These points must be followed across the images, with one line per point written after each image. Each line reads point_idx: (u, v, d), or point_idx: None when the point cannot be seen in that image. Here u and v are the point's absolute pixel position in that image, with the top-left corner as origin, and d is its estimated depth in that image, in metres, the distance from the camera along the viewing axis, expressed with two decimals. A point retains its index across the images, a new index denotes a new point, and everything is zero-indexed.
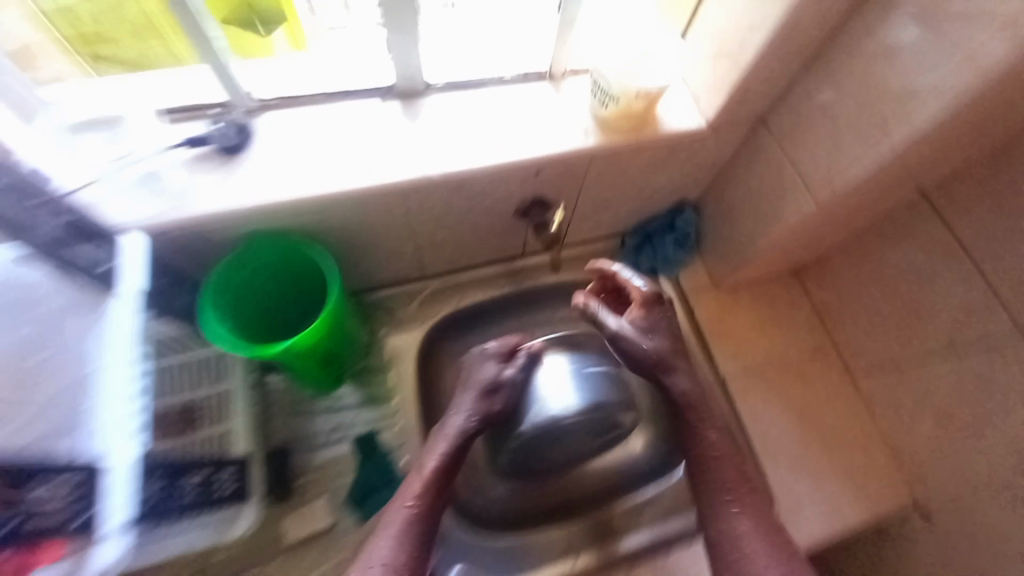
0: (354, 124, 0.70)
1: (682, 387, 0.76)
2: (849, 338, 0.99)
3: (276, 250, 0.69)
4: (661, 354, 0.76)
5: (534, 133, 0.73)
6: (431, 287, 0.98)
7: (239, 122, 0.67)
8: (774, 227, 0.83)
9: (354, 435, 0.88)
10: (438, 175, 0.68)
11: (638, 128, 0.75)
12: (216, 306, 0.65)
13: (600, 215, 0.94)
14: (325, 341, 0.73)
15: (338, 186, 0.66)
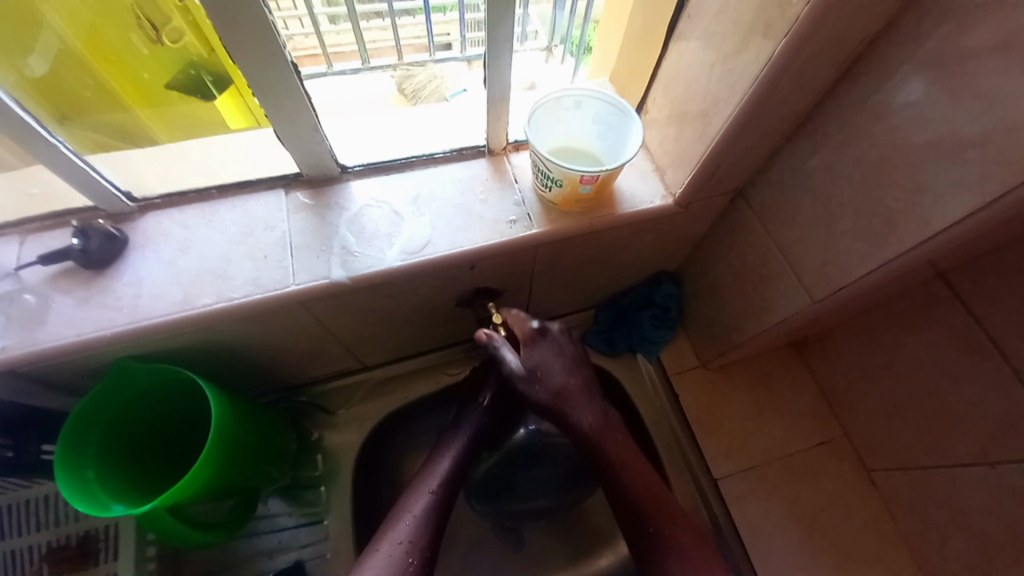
0: (251, 222, 0.60)
1: (587, 423, 0.65)
2: (861, 429, 0.84)
3: (154, 376, 0.59)
4: (593, 434, 0.65)
5: (465, 221, 0.62)
6: (374, 378, 0.85)
7: (105, 231, 0.56)
8: (765, 315, 0.71)
9: (284, 562, 0.76)
10: (347, 280, 0.57)
11: (592, 211, 0.63)
12: (71, 460, 0.53)
13: (564, 294, 0.82)
14: (225, 473, 0.61)
15: (225, 300, 0.55)
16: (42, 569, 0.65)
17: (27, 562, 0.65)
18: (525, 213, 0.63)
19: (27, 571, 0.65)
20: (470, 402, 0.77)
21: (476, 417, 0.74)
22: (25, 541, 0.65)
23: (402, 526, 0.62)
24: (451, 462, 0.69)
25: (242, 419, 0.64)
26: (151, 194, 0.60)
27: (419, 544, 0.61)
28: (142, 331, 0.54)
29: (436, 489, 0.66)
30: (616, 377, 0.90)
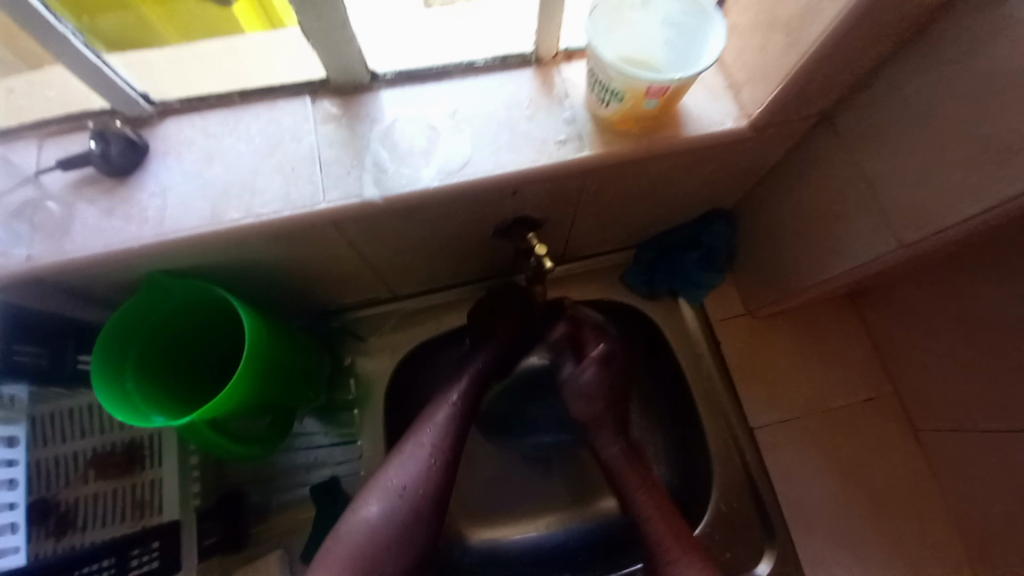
0: (278, 133, 0.55)
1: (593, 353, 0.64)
2: (914, 387, 0.79)
3: (187, 292, 0.57)
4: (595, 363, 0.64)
5: (508, 140, 0.56)
6: (404, 308, 0.83)
7: (125, 136, 0.53)
8: (833, 260, 0.64)
9: (319, 478, 0.79)
10: (381, 200, 0.53)
11: (653, 132, 0.55)
12: (110, 368, 0.54)
13: (607, 230, 0.76)
14: (261, 391, 0.61)
15: (254, 216, 0.52)
16: (87, 474, 0.67)
17: (73, 467, 0.67)
18: (576, 133, 0.56)
19: (73, 476, 0.67)
20: (485, 313, 0.75)
21: (487, 330, 0.74)
22: (70, 447, 0.67)
23: (422, 437, 0.67)
24: (465, 387, 0.70)
25: (276, 340, 0.63)
26: (171, 98, 0.56)
27: (439, 454, 0.66)
28: (170, 245, 0.52)
29: (453, 406, 0.69)
30: (653, 321, 0.86)
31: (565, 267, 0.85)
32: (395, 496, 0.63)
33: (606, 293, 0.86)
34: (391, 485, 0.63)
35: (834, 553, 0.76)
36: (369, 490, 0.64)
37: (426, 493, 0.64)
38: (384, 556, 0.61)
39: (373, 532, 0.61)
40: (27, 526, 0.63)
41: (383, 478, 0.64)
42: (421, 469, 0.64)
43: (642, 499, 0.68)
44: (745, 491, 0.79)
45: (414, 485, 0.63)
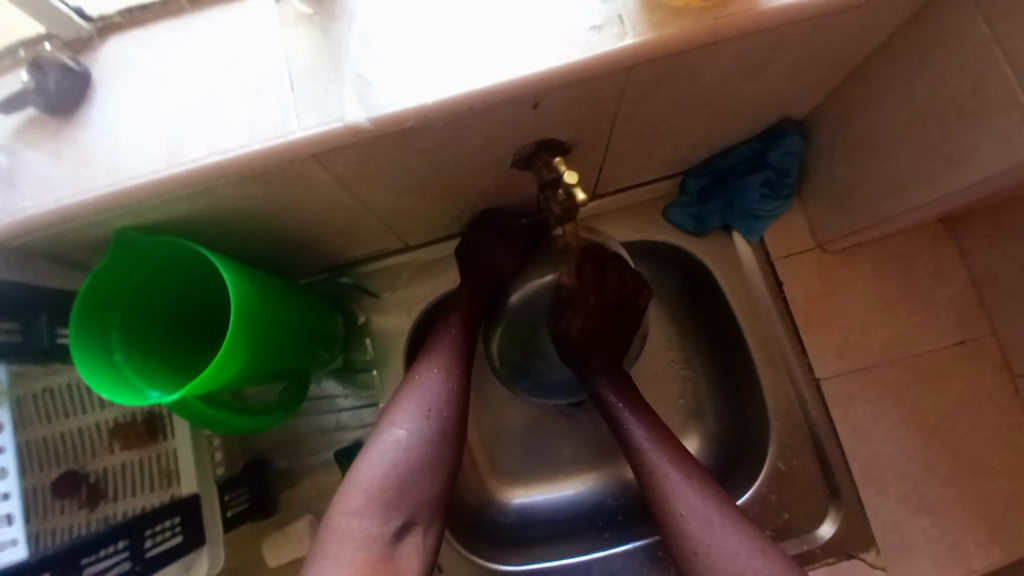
0: (239, 46, 0.44)
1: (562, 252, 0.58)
2: (1022, 326, 0.66)
3: (167, 249, 0.49)
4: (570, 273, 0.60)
5: (528, 32, 0.43)
6: (418, 258, 0.74)
7: (60, 63, 0.43)
8: (949, 172, 0.50)
9: (348, 441, 0.75)
10: (368, 124, 0.42)
11: (719, 7, 0.42)
12: (91, 340, 0.47)
13: (650, 152, 0.63)
14: (263, 356, 0.55)
15: (220, 152, 0.43)
16: (113, 445, 0.60)
17: (96, 438, 0.60)
18: (615, 15, 0.42)
19: (98, 446, 0.60)
20: (473, 233, 0.69)
21: (474, 247, 0.68)
22: (91, 417, 0.59)
23: (437, 359, 0.61)
24: (459, 326, 0.65)
25: (274, 299, 0.56)
26: (110, 12, 0.45)
27: (455, 373, 0.61)
28: (128, 194, 0.43)
29: (456, 334, 0.64)
30: (704, 259, 0.74)
31: (599, 201, 0.73)
32: (424, 415, 0.57)
33: (647, 230, 0.74)
34: (416, 403, 0.58)
35: (909, 514, 0.68)
36: (392, 411, 0.58)
37: (450, 409, 0.59)
38: (421, 476, 0.55)
39: (408, 452, 0.55)
40: (57, 500, 0.56)
41: (405, 399, 0.58)
42: (442, 386, 0.59)
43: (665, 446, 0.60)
44: (808, 448, 0.70)
45: (437, 407, 0.58)
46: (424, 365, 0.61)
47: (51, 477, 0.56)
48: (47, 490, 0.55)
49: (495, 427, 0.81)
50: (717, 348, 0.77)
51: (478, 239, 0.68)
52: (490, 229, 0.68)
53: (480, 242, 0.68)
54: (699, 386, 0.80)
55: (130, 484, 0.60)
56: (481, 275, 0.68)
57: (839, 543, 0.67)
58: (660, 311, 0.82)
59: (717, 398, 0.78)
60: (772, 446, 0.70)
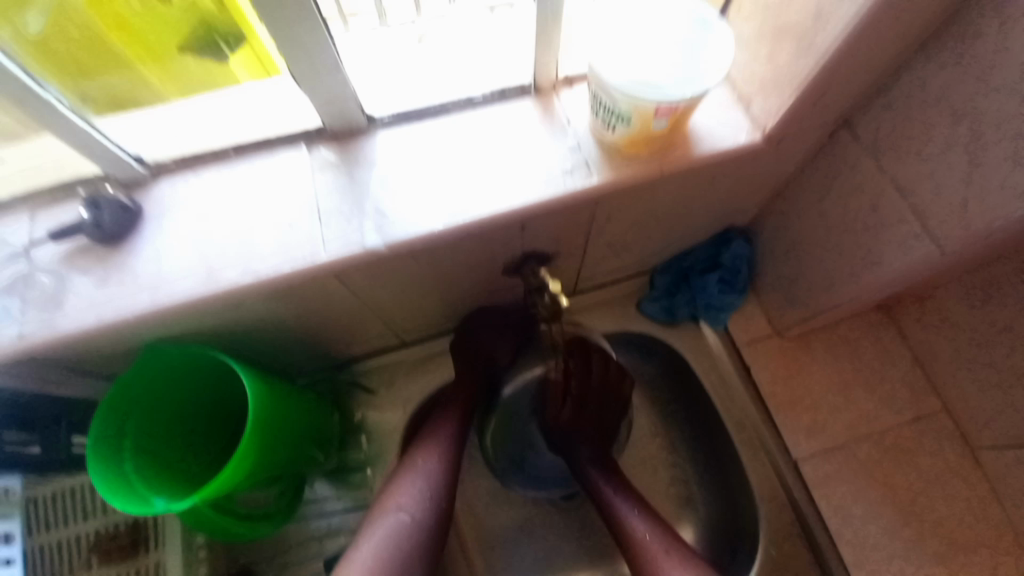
0: (276, 186, 0.53)
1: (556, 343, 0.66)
2: (965, 400, 0.73)
3: (189, 357, 0.54)
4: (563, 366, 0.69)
5: (515, 174, 0.53)
6: (414, 354, 0.79)
7: (118, 201, 0.51)
8: (867, 273, 0.61)
9: (335, 549, 0.72)
10: (384, 248, 0.50)
11: (664, 154, 0.53)
12: (105, 449, 0.50)
13: (620, 257, 0.73)
14: (267, 459, 0.57)
15: (253, 274, 0.49)
16: (90, 561, 0.62)
17: (74, 554, 0.62)
18: (583, 161, 0.54)
19: (75, 564, 0.62)
20: (466, 329, 0.74)
21: (468, 343, 0.74)
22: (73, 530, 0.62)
23: (433, 447, 0.65)
24: (455, 416, 0.69)
25: (282, 402, 0.59)
26: (165, 158, 0.55)
27: (448, 460, 0.65)
28: (165, 310, 0.49)
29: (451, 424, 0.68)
30: (678, 348, 0.81)
31: (579, 298, 0.81)
32: (420, 500, 0.60)
33: (624, 323, 0.82)
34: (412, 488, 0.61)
35: None
36: (389, 498, 0.60)
37: (442, 494, 0.62)
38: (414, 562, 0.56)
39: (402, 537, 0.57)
40: None
41: (401, 487, 0.61)
42: (437, 472, 0.63)
43: (643, 528, 0.63)
44: (795, 533, 0.74)
45: (432, 493, 0.61)
46: (420, 453, 0.64)
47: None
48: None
49: (489, 524, 0.80)
50: (699, 432, 0.82)
51: (472, 335, 0.74)
52: (482, 325, 0.74)
53: (473, 338, 0.74)
54: (686, 472, 0.82)
55: None
56: (475, 369, 0.74)
57: None
58: (642, 397, 0.87)
59: (705, 483, 0.81)
60: (761, 531, 0.72)
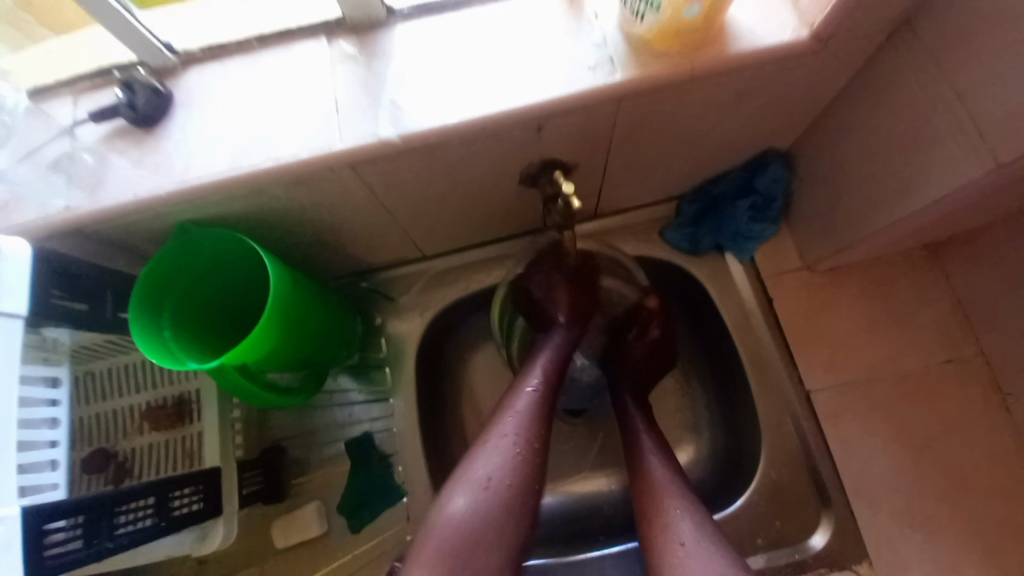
0: (296, 77, 0.54)
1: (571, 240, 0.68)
2: (1005, 349, 0.69)
3: (217, 241, 0.57)
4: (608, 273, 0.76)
5: (534, 69, 0.51)
6: (434, 267, 0.81)
7: (150, 85, 0.53)
8: (914, 194, 0.56)
9: (355, 435, 0.78)
10: (398, 139, 0.50)
11: (695, 51, 0.50)
12: (147, 316, 0.54)
13: (644, 176, 0.70)
14: (289, 346, 0.61)
15: (274, 159, 0.51)
16: (142, 426, 0.68)
17: (129, 419, 0.68)
18: (608, 57, 0.50)
19: (130, 427, 0.68)
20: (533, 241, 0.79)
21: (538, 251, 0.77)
22: (127, 401, 0.68)
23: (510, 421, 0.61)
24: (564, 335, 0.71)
25: (307, 295, 0.62)
26: (192, 46, 0.55)
27: (547, 381, 0.66)
28: (194, 192, 0.51)
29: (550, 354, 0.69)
30: (697, 276, 0.79)
31: (601, 221, 0.80)
32: (492, 476, 0.56)
33: (643, 249, 0.80)
34: (480, 483, 0.56)
35: (903, 530, 0.68)
36: (466, 472, 0.57)
37: (542, 427, 0.61)
38: (521, 496, 0.56)
39: (506, 463, 0.57)
40: (86, 473, 0.65)
41: (478, 460, 0.58)
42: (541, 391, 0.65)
43: (661, 472, 0.63)
44: (799, 461, 0.72)
45: (502, 475, 0.57)
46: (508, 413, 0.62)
47: (84, 454, 0.66)
48: (80, 464, 0.65)
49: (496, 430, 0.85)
50: (712, 362, 0.81)
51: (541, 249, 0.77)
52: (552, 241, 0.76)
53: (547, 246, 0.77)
54: (696, 400, 0.82)
55: (154, 462, 0.67)
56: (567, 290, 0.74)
57: (830, 556, 0.68)
58: None
59: (712, 412, 0.81)
60: (763, 457, 0.72)
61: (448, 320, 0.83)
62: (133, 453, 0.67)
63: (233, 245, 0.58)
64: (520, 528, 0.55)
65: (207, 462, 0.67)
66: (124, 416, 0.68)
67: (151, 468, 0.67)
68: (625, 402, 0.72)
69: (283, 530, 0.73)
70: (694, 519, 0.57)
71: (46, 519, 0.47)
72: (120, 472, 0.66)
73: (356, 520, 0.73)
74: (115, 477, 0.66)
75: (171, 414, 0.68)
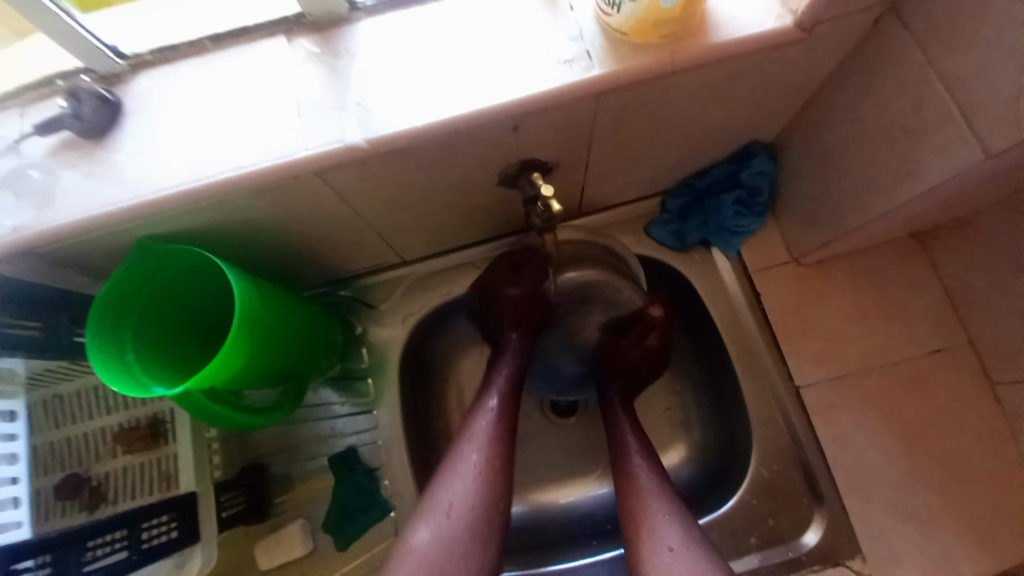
0: (255, 79, 0.51)
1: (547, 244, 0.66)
2: (992, 336, 0.68)
3: (180, 256, 0.54)
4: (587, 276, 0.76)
5: (507, 65, 0.49)
6: (416, 271, 0.78)
7: (97, 94, 0.49)
8: (902, 184, 0.54)
9: (340, 448, 0.75)
10: (366, 144, 0.48)
11: (676, 43, 0.47)
12: (107, 340, 0.51)
13: (628, 172, 0.68)
14: (261, 362, 0.58)
15: (235, 169, 0.48)
16: (116, 448, 0.65)
17: (102, 442, 0.65)
18: (584, 51, 0.48)
19: (103, 450, 0.65)
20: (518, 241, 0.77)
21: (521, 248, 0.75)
22: (97, 423, 0.65)
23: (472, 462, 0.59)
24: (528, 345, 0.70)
25: (280, 310, 0.60)
26: (143, 50, 0.52)
27: (504, 413, 0.63)
28: (150, 206, 0.48)
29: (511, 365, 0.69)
30: (684, 273, 0.77)
31: (585, 219, 0.77)
32: (446, 520, 0.55)
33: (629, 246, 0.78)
34: (437, 530, 0.54)
35: (895, 522, 0.67)
36: (428, 511, 0.56)
37: (506, 466, 0.59)
38: (487, 515, 0.56)
39: (466, 509, 0.55)
40: (58, 500, 0.62)
41: (435, 498, 0.57)
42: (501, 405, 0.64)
43: (647, 480, 0.61)
44: (790, 456, 0.72)
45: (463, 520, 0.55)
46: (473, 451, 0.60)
47: (54, 480, 0.62)
48: (51, 491, 0.61)
49: None
50: (701, 359, 0.80)
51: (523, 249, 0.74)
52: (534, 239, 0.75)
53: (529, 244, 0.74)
54: (687, 398, 0.81)
55: (130, 486, 0.64)
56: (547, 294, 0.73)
57: (824, 550, 0.67)
58: None
59: (703, 409, 0.80)
60: (755, 454, 0.71)
61: (432, 325, 0.81)
62: (106, 477, 0.64)
63: (198, 260, 0.56)
64: (491, 546, 0.55)
65: (183, 485, 0.65)
66: (97, 438, 0.65)
67: (126, 493, 0.64)
68: (612, 400, 0.72)
69: (267, 549, 0.70)
70: (677, 522, 0.57)
71: (9, 561, 0.46)
72: (94, 497, 0.63)
73: (340, 536, 0.71)
74: (89, 504, 0.63)
75: (145, 436, 0.65)
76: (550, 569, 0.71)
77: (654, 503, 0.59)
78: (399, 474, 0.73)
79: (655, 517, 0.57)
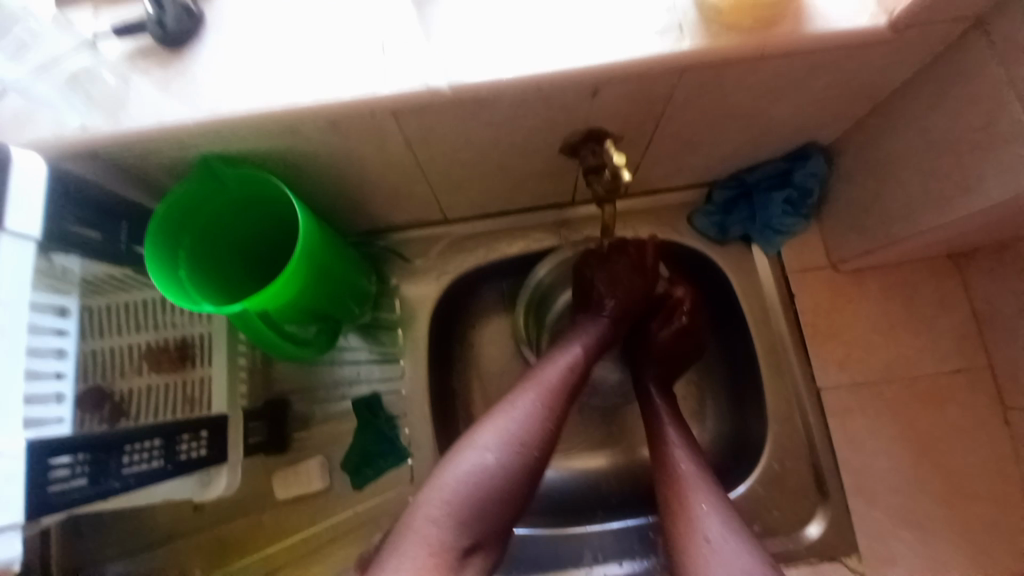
0: (339, 8, 0.50)
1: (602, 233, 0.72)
2: (1013, 362, 0.70)
3: (240, 179, 0.54)
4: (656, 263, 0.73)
5: (596, 27, 0.48)
6: (455, 230, 0.79)
7: (182, 3, 0.49)
8: (961, 200, 0.55)
9: (361, 394, 0.76)
10: (447, 88, 0.47)
11: (770, 27, 0.47)
12: (163, 254, 0.52)
13: (684, 157, 0.68)
14: (308, 294, 0.58)
15: (313, 96, 0.47)
16: (142, 367, 0.65)
17: (128, 359, 0.66)
18: (676, 23, 0.48)
19: (128, 367, 0.65)
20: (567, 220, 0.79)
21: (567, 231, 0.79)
22: (126, 340, 0.65)
23: (535, 389, 0.63)
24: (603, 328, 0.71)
25: (330, 248, 0.60)
26: None
27: (555, 404, 0.62)
28: (223, 123, 0.48)
29: (581, 349, 0.68)
30: (721, 266, 0.78)
31: (630, 200, 0.78)
32: (506, 440, 0.59)
33: (669, 233, 0.79)
34: (496, 444, 0.58)
35: (893, 528, 0.70)
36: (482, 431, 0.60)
37: (564, 396, 0.64)
38: (539, 444, 0.60)
39: (524, 428, 0.60)
40: (80, 411, 0.62)
41: (492, 424, 0.60)
42: (559, 379, 0.64)
43: (685, 464, 0.64)
44: (802, 453, 0.74)
45: (524, 439, 0.59)
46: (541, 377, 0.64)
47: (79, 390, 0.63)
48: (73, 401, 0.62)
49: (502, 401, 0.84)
50: (724, 352, 0.81)
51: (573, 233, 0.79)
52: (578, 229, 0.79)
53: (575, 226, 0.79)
54: (704, 388, 0.83)
55: (154, 404, 0.65)
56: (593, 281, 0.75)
57: (822, 546, 0.70)
58: None
59: (719, 400, 0.82)
60: (767, 447, 0.74)
61: (464, 286, 0.81)
62: (129, 394, 0.65)
63: (256, 185, 0.56)
64: (530, 474, 0.59)
65: (210, 409, 0.65)
66: (123, 354, 0.65)
67: (150, 410, 0.65)
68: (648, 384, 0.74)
69: (286, 481, 0.73)
70: (719, 512, 0.59)
71: (51, 453, 0.45)
72: (117, 412, 0.64)
73: (358, 477, 0.73)
74: (111, 418, 0.64)
75: (171, 358, 0.66)
76: (556, 533, 0.73)
77: (704, 489, 0.61)
78: (420, 425, 0.75)
79: (701, 502, 0.60)
